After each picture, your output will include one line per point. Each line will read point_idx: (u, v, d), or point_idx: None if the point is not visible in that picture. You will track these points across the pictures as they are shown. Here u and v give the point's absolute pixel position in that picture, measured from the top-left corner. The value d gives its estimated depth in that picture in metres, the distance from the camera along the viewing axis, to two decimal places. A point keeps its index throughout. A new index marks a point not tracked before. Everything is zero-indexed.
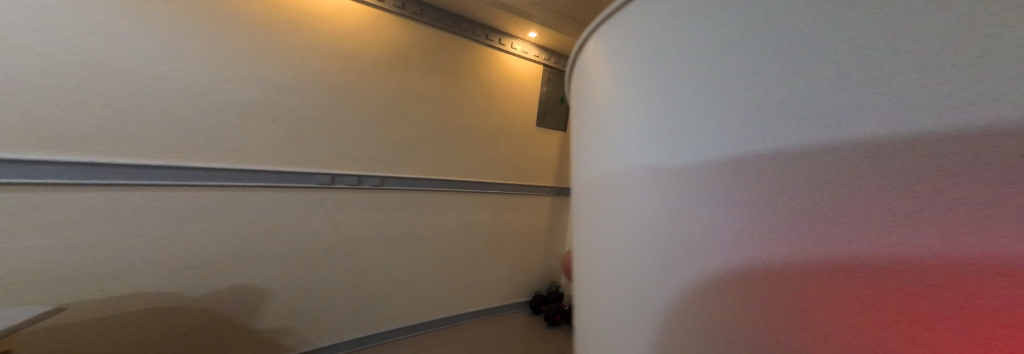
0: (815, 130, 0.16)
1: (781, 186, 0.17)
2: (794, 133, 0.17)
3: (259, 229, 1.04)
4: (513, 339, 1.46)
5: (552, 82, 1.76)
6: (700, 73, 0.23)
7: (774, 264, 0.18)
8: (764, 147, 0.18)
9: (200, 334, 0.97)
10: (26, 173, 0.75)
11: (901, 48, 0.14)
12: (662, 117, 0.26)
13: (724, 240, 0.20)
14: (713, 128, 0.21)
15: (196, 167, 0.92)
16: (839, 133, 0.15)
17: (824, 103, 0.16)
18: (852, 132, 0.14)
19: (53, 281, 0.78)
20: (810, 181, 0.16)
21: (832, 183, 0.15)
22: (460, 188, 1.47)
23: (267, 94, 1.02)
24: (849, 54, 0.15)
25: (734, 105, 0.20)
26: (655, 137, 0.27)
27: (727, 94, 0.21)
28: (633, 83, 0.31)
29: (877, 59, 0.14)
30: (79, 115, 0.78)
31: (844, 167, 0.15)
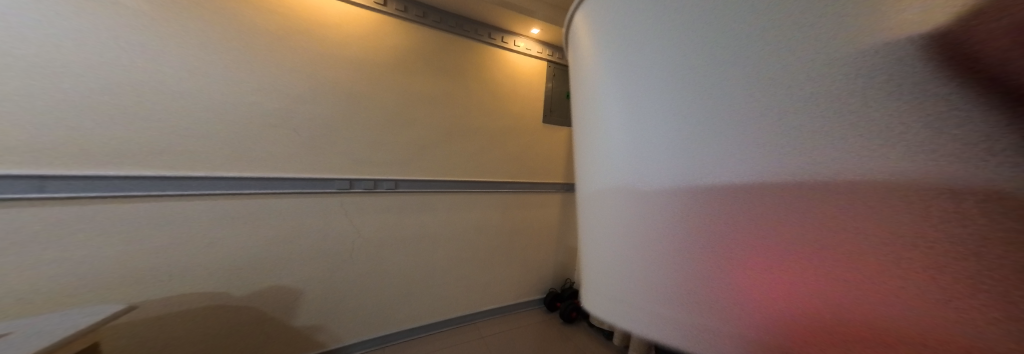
0: (804, 159, 0.16)
1: (763, 208, 0.18)
2: (778, 166, 0.17)
3: (285, 233, 1.09)
4: (530, 336, 1.48)
5: (558, 78, 1.74)
6: (679, 92, 0.22)
7: (755, 281, 0.19)
8: (743, 179, 0.19)
9: (245, 330, 1.05)
10: (78, 188, 0.80)
11: (879, 84, 0.15)
12: (638, 134, 0.25)
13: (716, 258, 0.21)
14: (691, 154, 0.21)
15: (228, 177, 0.97)
16: (812, 164, 0.16)
17: (807, 142, 0.16)
18: (823, 164, 0.16)
19: (109, 287, 0.85)
20: (794, 206, 0.17)
21: (809, 210, 0.17)
22: (472, 188, 1.49)
23: (285, 104, 1.05)
24: (831, 88, 0.16)
25: (712, 133, 0.20)
26: (618, 146, 0.27)
27: (706, 120, 0.20)
28: (610, 89, 0.29)
29: (858, 94, 0.15)
30: (121, 132, 0.84)
31: (816, 195, 0.16)
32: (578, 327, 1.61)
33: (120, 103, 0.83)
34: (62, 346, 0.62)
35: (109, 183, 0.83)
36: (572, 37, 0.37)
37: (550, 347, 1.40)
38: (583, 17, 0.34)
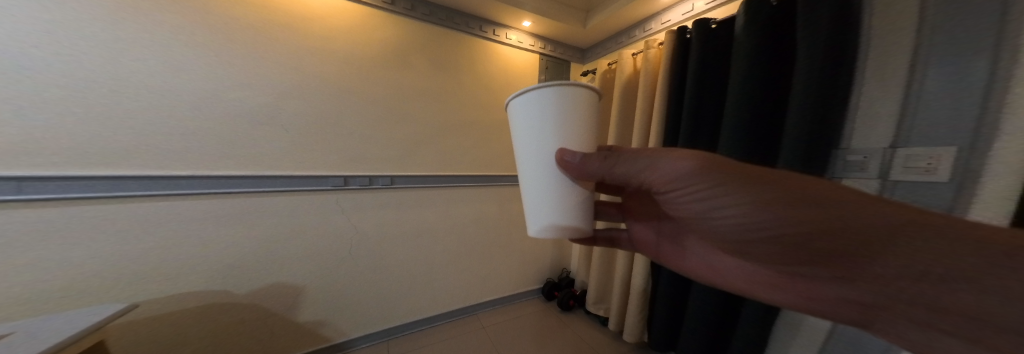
0: (769, 216, 0.40)
1: (784, 241, 0.41)
2: (584, 210, 0.50)
3: (283, 232, 1.09)
4: (529, 324, 1.53)
5: (550, 71, 1.75)
6: (563, 182, 0.48)
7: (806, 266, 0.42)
8: (581, 215, 0.50)
9: (246, 328, 1.06)
10: (65, 188, 0.79)
11: (749, 185, 0.41)
12: (547, 197, 0.49)
13: (781, 257, 0.44)
14: (566, 208, 0.49)
15: (220, 175, 0.97)
16: (780, 219, 0.40)
17: (585, 202, 0.51)
18: (800, 220, 0.38)
19: (109, 286, 0.85)
20: (804, 241, 0.39)
21: (811, 242, 0.39)
22: (468, 182, 1.51)
23: (272, 101, 1.04)
24: (698, 181, 0.43)
25: (571, 199, 0.49)
26: (540, 201, 0.50)
27: (570, 194, 0.49)
28: (536, 171, 0.49)
29: (763, 191, 0.40)
30: (111, 132, 0.83)
31: (797, 233, 0.39)
32: (575, 313, 1.67)
33: (101, 102, 0.81)
34: (69, 345, 0.63)
35: (99, 184, 0.82)
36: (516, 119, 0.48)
37: (548, 334, 1.45)
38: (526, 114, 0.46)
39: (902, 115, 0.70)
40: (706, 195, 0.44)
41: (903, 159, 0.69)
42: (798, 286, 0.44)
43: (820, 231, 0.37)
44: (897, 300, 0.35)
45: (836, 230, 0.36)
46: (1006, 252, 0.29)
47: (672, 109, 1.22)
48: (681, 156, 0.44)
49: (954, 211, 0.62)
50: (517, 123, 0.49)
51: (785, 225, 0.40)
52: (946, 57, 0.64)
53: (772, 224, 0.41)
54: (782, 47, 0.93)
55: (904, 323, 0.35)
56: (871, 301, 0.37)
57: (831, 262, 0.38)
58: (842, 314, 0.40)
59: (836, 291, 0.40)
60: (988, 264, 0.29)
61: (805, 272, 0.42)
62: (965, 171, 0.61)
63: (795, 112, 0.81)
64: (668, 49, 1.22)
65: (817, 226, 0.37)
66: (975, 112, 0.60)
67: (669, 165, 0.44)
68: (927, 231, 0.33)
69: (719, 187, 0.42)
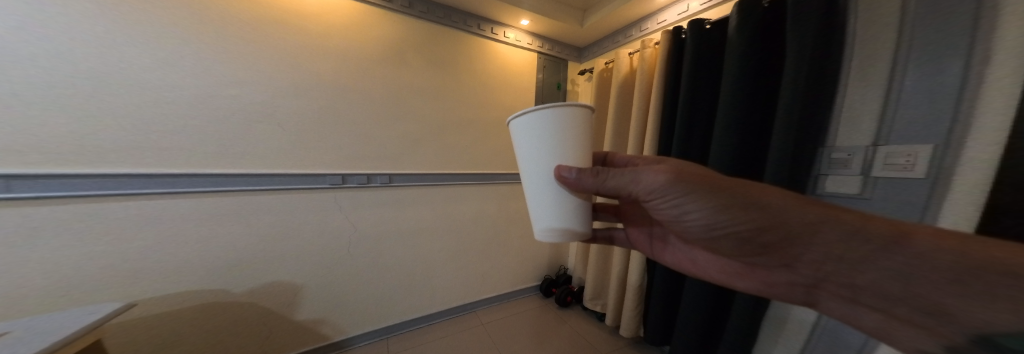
0: (735, 219, 0.47)
1: (747, 240, 0.48)
2: (585, 217, 0.54)
3: (281, 230, 1.10)
4: (527, 320, 1.56)
5: (547, 70, 1.76)
6: (566, 193, 0.50)
7: (762, 257, 0.50)
8: (583, 221, 0.53)
9: (246, 326, 1.07)
10: (57, 186, 0.78)
11: (719, 191, 0.47)
12: (551, 207, 0.51)
13: (745, 252, 0.51)
14: (569, 216, 0.52)
15: (217, 173, 0.96)
16: (743, 221, 0.47)
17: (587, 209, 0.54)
18: (757, 221, 0.46)
19: (105, 285, 0.85)
20: (762, 239, 0.47)
21: (765, 238, 0.46)
22: (466, 180, 1.52)
23: (267, 99, 1.03)
24: (678, 190, 0.48)
25: (574, 208, 0.52)
26: (545, 212, 0.52)
27: (573, 203, 0.51)
28: (540, 183, 0.51)
29: (732, 196, 0.46)
30: (104, 130, 0.82)
31: (757, 232, 0.46)
32: (572, 309, 1.69)
33: (93, 99, 0.80)
34: (66, 344, 0.63)
35: (93, 182, 0.82)
36: (521, 135, 0.50)
37: (545, 330, 1.48)
38: (531, 131, 0.48)
39: (884, 113, 0.73)
40: (682, 205, 0.49)
41: (884, 157, 0.72)
42: (758, 273, 0.52)
43: (771, 229, 0.45)
44: (829, 281, 0.43)
45: (781, 227, 0.44)
46: (886, 242, 0.38)
47: (666, 109, 1.25)
48: (656, 170, 0.49)
49: (930, 206, 0.66)
50: (521, 139, 0.51)
51: (748, 226, 0.47)
52: (924, 58, 0.67)
53: (737, 228, 0.48)
54: (771, 49, 0.97)
55: (835, 299, 0.44)
56: (809, 281, 0.46)
57: (780, 252, 0.47)
58: (793, 295, 0.48)
59: (787, 275, 0.48)
60: (877, 251, 0.38)
61: (759, 262, 0.51)
62: (941, 167, 0.64)
63: (783, 111, 0.83)
64: (663, 48, 1.25)
65: (770, 225, 0.45)
66: (950, 111, 0.63)
67: (650, 180, 0.49)
68: (843, 222, 0.41)
69: (692, 196, 0.48)
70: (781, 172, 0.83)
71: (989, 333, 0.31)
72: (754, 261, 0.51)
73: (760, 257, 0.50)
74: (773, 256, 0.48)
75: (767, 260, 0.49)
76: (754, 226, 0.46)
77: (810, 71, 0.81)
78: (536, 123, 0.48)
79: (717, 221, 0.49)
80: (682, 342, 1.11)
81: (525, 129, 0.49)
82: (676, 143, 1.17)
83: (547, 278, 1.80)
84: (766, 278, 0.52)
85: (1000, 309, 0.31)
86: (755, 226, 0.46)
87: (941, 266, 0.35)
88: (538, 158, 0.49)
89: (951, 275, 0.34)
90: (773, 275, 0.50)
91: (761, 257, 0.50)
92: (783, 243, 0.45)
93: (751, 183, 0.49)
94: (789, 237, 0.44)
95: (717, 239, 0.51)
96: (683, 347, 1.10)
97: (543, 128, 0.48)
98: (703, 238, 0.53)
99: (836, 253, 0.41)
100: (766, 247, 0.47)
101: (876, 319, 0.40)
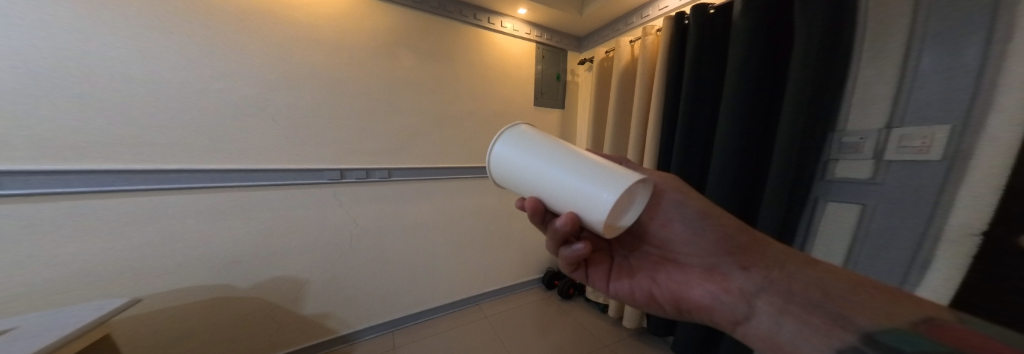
0: (714, 217, 0.52)
1: (718, 237, 0.51)
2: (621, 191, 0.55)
3: (281, 225, 1.09)
4: (530, 312, 1.56)
5: (547, 60, 1.72)
6: None
7: (721, 262, 0.50)
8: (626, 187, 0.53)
9: (254, 319, 1.08)
10: (51, 183, 0.77)
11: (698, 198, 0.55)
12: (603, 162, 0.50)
13: (710, 255, 0.51)
14: None
15: (213, 169, 0.95)
16: (719, 219, 0.52)
17: None
18: (729, 222, 0.52)
19: (106, 280, 0.85)
20: (730, 236, 0.50)
21: (733, 237, 0.50)
22: (466, 173, 1.51)
23: (259, 91, 1.01)
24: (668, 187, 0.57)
25: None
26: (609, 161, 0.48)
27: None
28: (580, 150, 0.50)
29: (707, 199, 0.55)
30: (93, 125, 0.80)
31: (729, 230, 0.51)
32: (575, 301, 1.69)
33: (80, 93, 0.78)
34: (79, 336, 0.64)
35: (88, 178, 0.81)
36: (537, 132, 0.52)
37: (548, 322, 1.48)
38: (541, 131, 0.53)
39: (898, 94, 0.70)
40: (674, 196, 0.55)
41: (897, 139, 0.69)
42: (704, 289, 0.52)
43: (739, 230, 0.50)
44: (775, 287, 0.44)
45: (747, 230, 0.51)
46: (813, 263, 0.46)
47: (670, 97, 1.23)
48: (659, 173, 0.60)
49: (945, 189, 0.62)
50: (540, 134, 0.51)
51: (722, 224, 0.51)
52: (942, 34, 0.64)
53: (712, 224, 0.52)
54: (778, 32, 0.93)
55: (766, 313, 0.43)
56: (756, 287, 0.45)
57: (739, 253, 0.49)
58: (733, 307, 0.47)
59: (739, 281, 0.47)
60: (805, 266, 0.45)
61: (716, 266, 0.50)
62: (957, 148, 0.61)
63: (791, 96, 0.80)
64: (666, 36, 1.20)
65: (738, 227, 0.51)
66: (968, 90, 0.60)
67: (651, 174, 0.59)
68: (786, 247, 0.50)
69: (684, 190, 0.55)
70: (789, 159, 0.81)
71: (872, 331, 0.34)
72: (713, 266, 0.51)
73: (721, 262, 0.50)
74: (735, 257, 0.49)
75: (727, 263, 0.49)
76: (728, 226, 0.51)
77: (820, 54, 0.78)
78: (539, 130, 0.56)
79: (708, 212, 0.53)
80: (686, 331, 1.11)
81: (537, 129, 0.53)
82: (679, 132, 1.14)
83: (550, 271, 1.80)
84: (715, 290, 0.49)
85: (877, 317, 0.36)
86: (729, 226, 0.51)
87: (848, 284, 0.41)
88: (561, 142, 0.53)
89: (854, 289, 0.40)
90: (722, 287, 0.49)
91: (721, 262, 0.50)
92: (747, 244, 0.49)
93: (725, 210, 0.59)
94: (755, 240, 0.49)
95: (694, 232, 0.53)
96: (686, 335, 1.11)
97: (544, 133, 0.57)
98: (678, 231, 0.55)
99: (782, 260, 0.47)
100: (732, 245, 0.50)
101: (795, 330, 0.40)
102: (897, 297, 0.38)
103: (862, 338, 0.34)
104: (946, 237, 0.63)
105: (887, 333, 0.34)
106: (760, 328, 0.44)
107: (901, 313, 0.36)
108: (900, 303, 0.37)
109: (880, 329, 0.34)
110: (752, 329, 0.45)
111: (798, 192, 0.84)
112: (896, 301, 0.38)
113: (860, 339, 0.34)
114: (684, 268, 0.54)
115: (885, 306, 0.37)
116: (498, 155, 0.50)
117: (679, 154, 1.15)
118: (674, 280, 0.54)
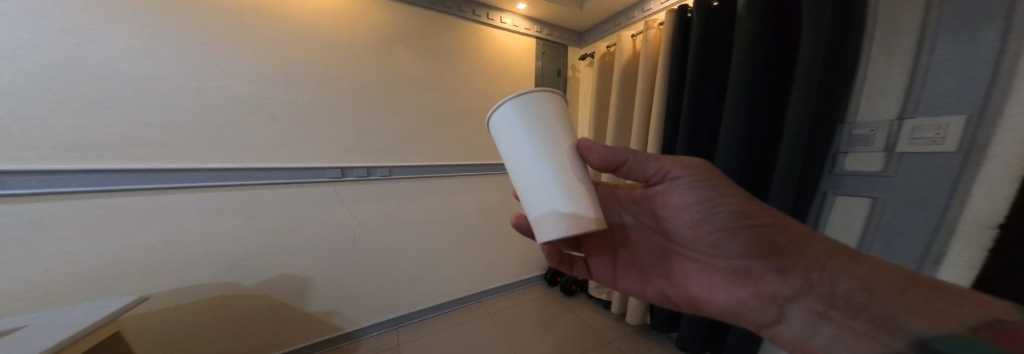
0: (750, 212, 0.48)
1: (753, 236, 0.48)
2: None
3: (284, 224, 1.09)
4: (533, 309, 1.56)
5: (547, 56, 1.70)
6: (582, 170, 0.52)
7: (754, 264, 0.48)
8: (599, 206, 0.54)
9: (259, 316, 1.09)
10: (55, 182, 0.78)
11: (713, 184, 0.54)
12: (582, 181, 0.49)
13: (742, 257, 0.49)
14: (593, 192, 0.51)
15: (215, 168, 0.95)
16: (754, 215, 0.48)
17: None
18: (765, 216, 0.48)
19: (113, 279, 0.86)
20: (766, 234, 0.47)
21: (769, 235, 0.47)
22: (467, 171, 1.50)
23: (257, 89, 1.00)
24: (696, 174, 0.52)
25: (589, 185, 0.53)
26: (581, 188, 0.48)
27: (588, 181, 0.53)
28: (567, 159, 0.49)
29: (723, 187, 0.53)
30: (96, 125, 0.81)
31: (764, 227, 0.47)
32: (578, 298, 1.69)
33: (78, 93, 0.78)
34: (92, 332, 0.65)
35: (92, 178, 0.81)
36: (537, 122, 0.49)
37: (551, 319, 1.47)
38: (545, 118, 0.50)
39: (910, 84, 0.68)
40: (707, 194, 0.50)
41: (910, 131, 0.67)
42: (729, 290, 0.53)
43: (774, 225, 0.47)
44: (810, 291, 0.44)
45: (784, 225, 0.47)
46: (855, 257, 0.44)
47: (672, 91, 1.20)
48: (687, 160, 0.52)
49: (961, 182, 0.61)
50: (538, 125, 0.49)
51: (760, 222, 0.48)
52: (956, 21, 0.61)
53: (749, 224, 0.48)
54: (784, 20, 0.90)
55: (800, 316, 0.45)
56: (790, 292, 0.46)
57: (774, 254, 0.47)
58: (764, 311, 0.48)
59: (773, 286, 0.47)
60: (848, 261, 0.43)
61: (749, 269, 0.49)
62: (973, 139, 0.59)
63: (799, 87, 0.78)
64: (668, 30, 1.17)
65: (774, 222, 0.48)
66: (985, 79, 0.57)
67: (681, 165, 0.52)
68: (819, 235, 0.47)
69: (717, 187, 0.50)
70: (796, 153, 0.79)
71: (924, 337, 0.35)
72: (745, 269, 0.49)
73: (755, 264, 0.48)
74: (770, 261, 0.47)
75: (761, 267, 0.48)
76: (764, 221, 0.48)
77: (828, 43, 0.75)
78: (548, 109, 0.50)
79: (744, 214, 0.49)
80: (691, 328, 1.10)
81: (540, 115, 0.49)
82: (683, 126, 1.13)
83: (551, 268, 1.80)
84: (748, 294, 0.48)
85: (926, 316, 0.36)
86: (765, 221, 0.48)
87: (896, 280, 0.40)
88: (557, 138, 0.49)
89: (903, 286, 0.39)
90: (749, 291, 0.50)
91: (754, 264, 0.48)
92: (783, 244, 0.47)
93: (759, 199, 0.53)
94: (793, 241, 0.46)
95: (724, 237, 0.50)
96: (691, 332, 1.10)
97: (554, 113, 0.51)
98: (707, 236, 0.52)
99: (822, 261, 0.45)
100: (769, 247, 0.47)
101: (829, 334, 0.42)
102: (959, 289, 0.37)
103: (913, 345, 0.35)
104: (961, 230, 0.61)
105: (939, 337, 0.34)
106: (791, 330, 0.46)
107: (964, 309, 0.35)
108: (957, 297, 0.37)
109: (933, 332, 0.35)
110: (781, 330, 0.47)
111: (806, 187, 0.82)
112: (962, 293, 0.36)
113: (911, 345, 0.36)
114: (712, 270, 0.52)
115: (937, 303, 0.37)
116: (498, 121, 0.52)
117: (683, 149, 1.13)
118: (702, 284, 0.53)
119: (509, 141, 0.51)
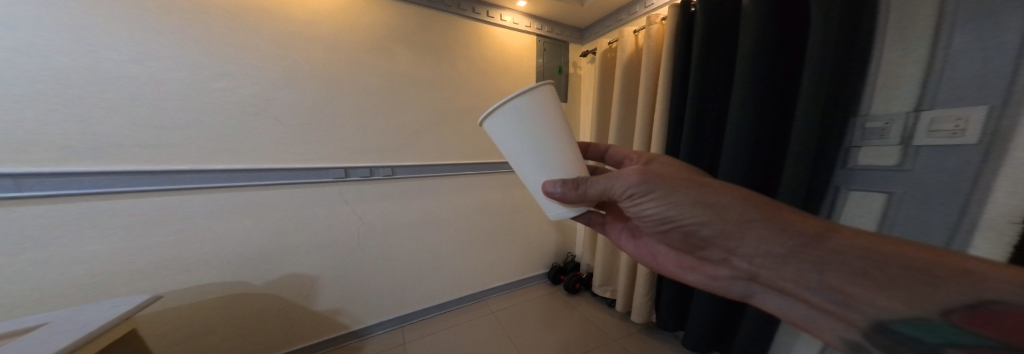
0: (691, 212, 0.50)
1: (698, 231, 0.51)
2: None
3: (290, 224, 1.10)
4: (538, 307, 1.55)
5: (548, 53, 1.68)
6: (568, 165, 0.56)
7: (713, 251, 0.52)
8: None
9: (269, 315, 1.10)
10: (65, 184, 0.78)
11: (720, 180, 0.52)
12: None
13: (700, 245, 0.53)
14: None
15: (220, 169, 0.96)
16: (695, 215, 0.50)
17: None
18: (706, 215, 0.49)
19: (121, 280, 0.87)
20: (711, 231, 0.49)
21: (714, 231, 0.49)
22: (470, 170, 1.49)
23: (262, 90, 1.00)
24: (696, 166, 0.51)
25: None
26: None
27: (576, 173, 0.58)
28: (549, 166, 0.54)
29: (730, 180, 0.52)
30: (103, 127, 0.81)
31: (707, 225, 0.49)
32: (582, 296, 1.68)
33: (83, 95, 0.79)
34: (109, 329, 0.67)
35: (101, 180, 0.82)
36: (517, 133, 0.52)
37: (555, 318, 1.46)
38: (524, 129, 0.52)
39: (927, 75, 0.65)
40: (643, 202, 0.54)
41: (928, 123, 0.65)
42: (705, 269, 0.56)
43: (717, 223, 0.48)
44: (760, 275, 0.46)
45: (727, 221, 0.47)
46: (811, 239, 0.41)
47: (676, 85, 1.17)
48: (618, 174, 0.53)
49: (983, 174, 0.58)
50: (519, 137, 0.53)
51: (699, 222, 0.50)
52: (977, 8, 0.58)
53: (689, 223, 0.51)
54: (793, 11, 0.87)
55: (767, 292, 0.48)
56: (748, 274, 0.48)
57: (723, 246, 0.49)
58: (734, 287, 0.52)
59: (732, 268, 0.51)
60: (802, 247, 0.41)
61: (709, 254, 0.53)
62: (996, 130, 0.56)
63: (810, 77, 0.75)
64: (670, 24, 1.14)
65: (716, 219, 0.48)
66: (1009, 66, 0.55)
67: (608, 185, 0.52)
68: (782, 215, 0.45)
69: (649, 197, 0.52)
70: (805, 150, 0.77)
71: (885, 321, 0.35)
72: (707, 254, 0.54)
73: (713, 252, 0.52)
74: (722, 251, 0.50)
75: (718, 253, 0.51)
76: (707, 220, 0.49)
77: (839, 31, 0.73)
78: (526, 118, 0.52)
79: (683, 215, 0.51)
80: (697, 326, 1.09)
81: (520, 127, 0.52)
82: (687, 122, 1.10)
83: (555, 266, 1.79)
84: (716, 271, 0.54)
85: (889, 298, 0.35)
86: (707, 219, 0.49)
87: (851, 263, 0.38)
88: (539, 146, 0.53)
89: (859, 270, 0.37)
90: (718, 269, 0.54)
91: (713, 251, 0.52)
92: (725, 238, 0.48)
93: (713, 185, 0.50)
94: (731, 233, 0.47)
95: (669, 231, 0.56)
96: (698, 331, 1.08)
97: (533, 120, 0.52)
98: (659, 231, 0.57)
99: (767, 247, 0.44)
100: (715, 241, 0.50)
101: (802, 309, 0.44)
102: (943, 271, 0.33)
103: (873, 327, 0.36)
104: (983, 224, 0.59)
105: (902, 321, 0.34)
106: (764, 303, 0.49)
107: (941, 291, 0.33)
108: (931, 275, 0.34)
109: (895, 316, 0.35)
110: (756, 301, 0.50)
111: (816, 183, 0.80)
112: (949, 272, 0.33)
113: (872, 327, 0.36)
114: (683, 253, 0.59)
115: (900, 287, 0.35)
116: (493, 128, 0.54)
117: (688, 146, 1.11)
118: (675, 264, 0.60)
119: (500, 148, 0.57)
